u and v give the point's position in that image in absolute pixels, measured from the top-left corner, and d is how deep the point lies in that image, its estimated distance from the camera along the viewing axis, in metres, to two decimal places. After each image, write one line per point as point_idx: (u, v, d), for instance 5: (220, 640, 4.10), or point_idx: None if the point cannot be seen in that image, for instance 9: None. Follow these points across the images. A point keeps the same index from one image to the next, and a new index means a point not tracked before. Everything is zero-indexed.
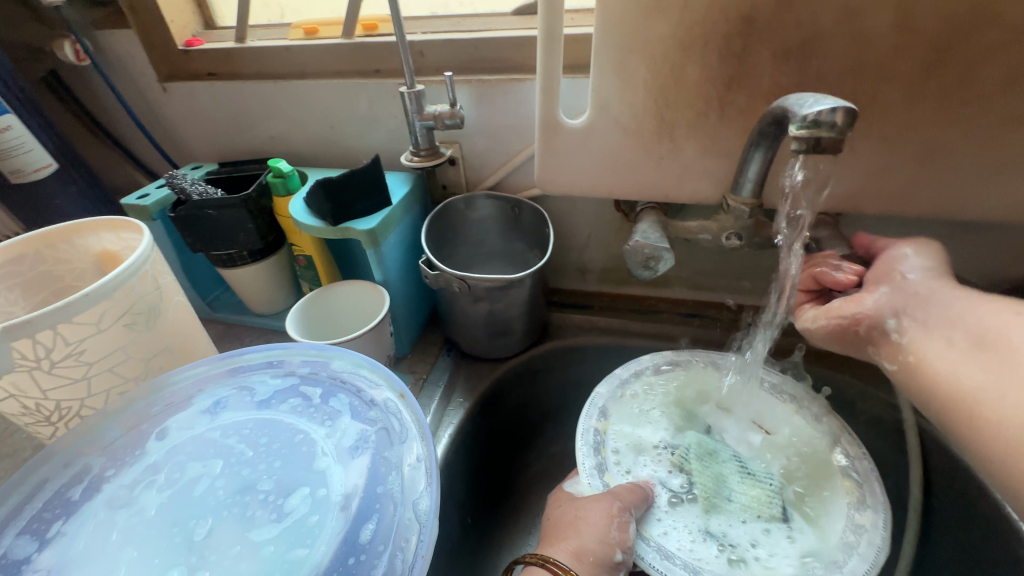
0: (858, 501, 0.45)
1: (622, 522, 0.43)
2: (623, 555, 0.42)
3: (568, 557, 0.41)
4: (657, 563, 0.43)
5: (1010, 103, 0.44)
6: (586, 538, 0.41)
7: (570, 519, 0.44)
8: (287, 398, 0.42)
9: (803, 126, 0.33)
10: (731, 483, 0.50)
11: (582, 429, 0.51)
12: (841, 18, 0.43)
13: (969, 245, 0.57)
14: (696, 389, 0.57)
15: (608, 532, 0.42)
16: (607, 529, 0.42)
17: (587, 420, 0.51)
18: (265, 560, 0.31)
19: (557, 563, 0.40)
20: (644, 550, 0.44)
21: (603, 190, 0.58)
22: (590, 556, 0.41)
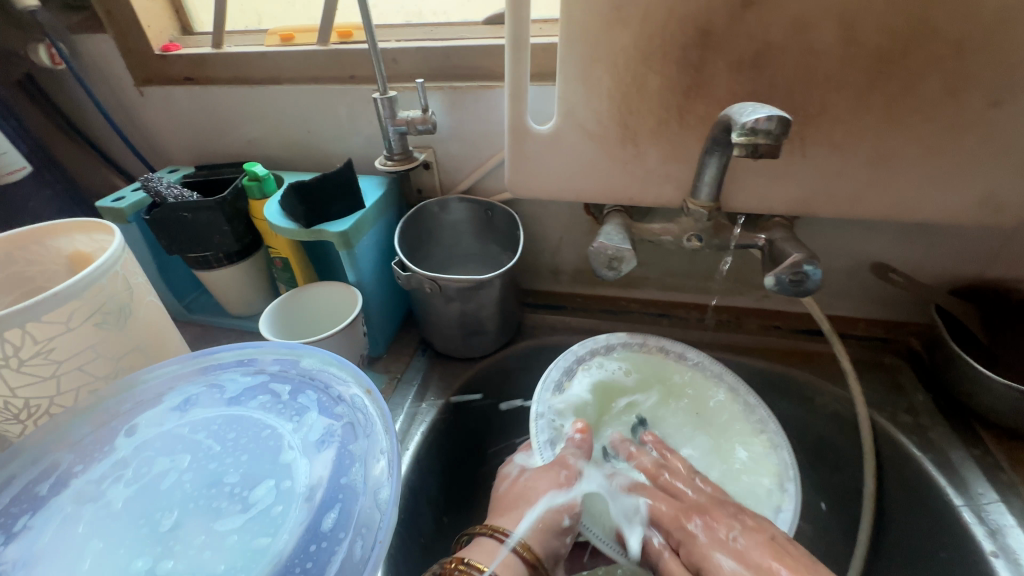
0: (778, 480, 0.51)
1: (570, 491, 0.48)
2: (571, 520, 0.47)
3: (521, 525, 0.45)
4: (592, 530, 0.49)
5: (947, 111, 0.47)
6: (537, 507, 0.46)
7: (521, 491, 0.48)
8: (257, 394, 0.43)
9: (743, 133, 0.35)
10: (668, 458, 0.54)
11: (536, 403, 0.54)
12: (789, 31, 0.46)
13: (920, 246, 0.60)
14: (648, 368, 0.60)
15: (554, 500, 0.47)
16: (555, 498, 0.47)
17: (542, 394, 0.54)
18: (229, 549, 0.32)
19: (506, 533, 0.43)
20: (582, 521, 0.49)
21: (571, 194, 0.60)
22: (541, 525, 0.45)
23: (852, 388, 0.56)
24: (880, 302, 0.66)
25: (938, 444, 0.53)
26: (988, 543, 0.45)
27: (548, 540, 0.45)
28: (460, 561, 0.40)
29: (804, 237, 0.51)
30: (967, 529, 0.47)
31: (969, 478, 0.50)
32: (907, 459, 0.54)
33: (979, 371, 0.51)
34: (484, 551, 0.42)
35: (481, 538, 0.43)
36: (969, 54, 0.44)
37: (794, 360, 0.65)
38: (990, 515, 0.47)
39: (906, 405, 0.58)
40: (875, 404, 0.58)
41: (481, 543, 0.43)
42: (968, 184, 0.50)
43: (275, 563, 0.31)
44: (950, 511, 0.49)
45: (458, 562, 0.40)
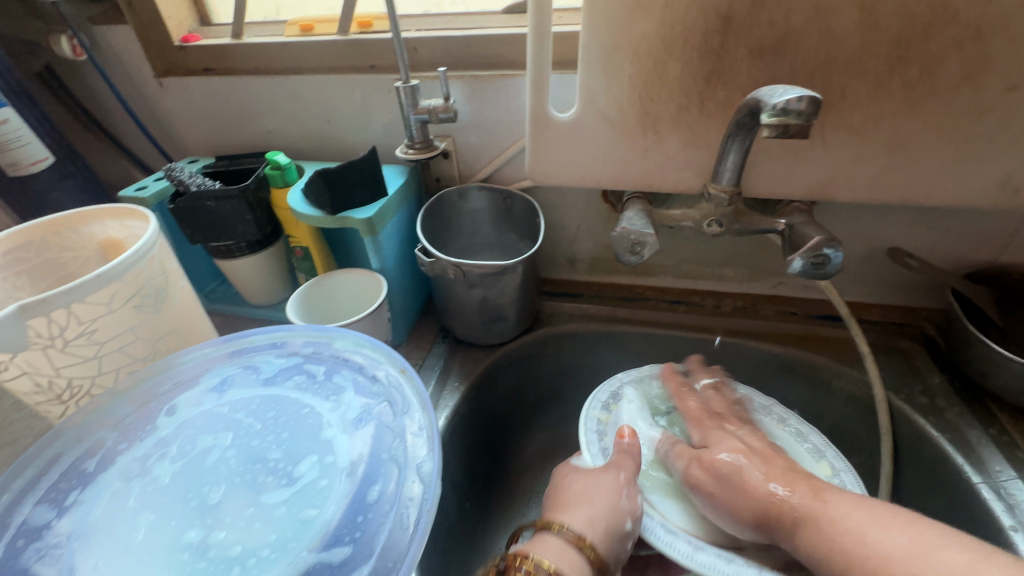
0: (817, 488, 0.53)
1: (630, 491, 0.46)
2: (632, 525, 0.44)
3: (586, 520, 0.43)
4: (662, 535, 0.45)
5: (966, 95, 0.47)
6: (598, 508, 0.44)
7: (582, 488, 0.46)
8: (291, 375, 0.44)
9: (774, 114, 0.36)
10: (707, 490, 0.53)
11: (584, 417, 0.55)
12: (811, 17, 0.46)
13: (935, 231, 0.61)
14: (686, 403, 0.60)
15: (618, 501, 0.44)
16: (619, 498, 0.45)
17: (591, 412, 0.56)
18: (278, 520, 0.33)
19: (571, 531, 0.42)
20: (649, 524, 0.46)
21: (591, 181, 0.61)
22: (602, 524, 0.43)
23: (870, 370, 0.57)
24: (894, 287, 0.66)
25: (954, 424, 0.54)
26: (1006, 517, 0.46)
27: (613, 543, 0.43)
28: (525, 557, 0.39)
29: (824, 221, 0.52)
30: (985, 505, 0.48)
31: (986, 455, 0.51)
32: (923, 438, 0.55)
33: (997, 351, 0.52)
34: (548, 547, 0.41)
35: (547, 535, 0.43)
36: (989, 38, 0.45)
37: (810, 345, 0.66)
38: (1008, 491, 0.48)
39: (921, 387, 0.59)
40: (891, 386, 0.59)
41: (547, 539, 0.42)
42: (986, 167, 0.51)
43: (325, 533, 0.32)
44: (967, 487, 0.50)
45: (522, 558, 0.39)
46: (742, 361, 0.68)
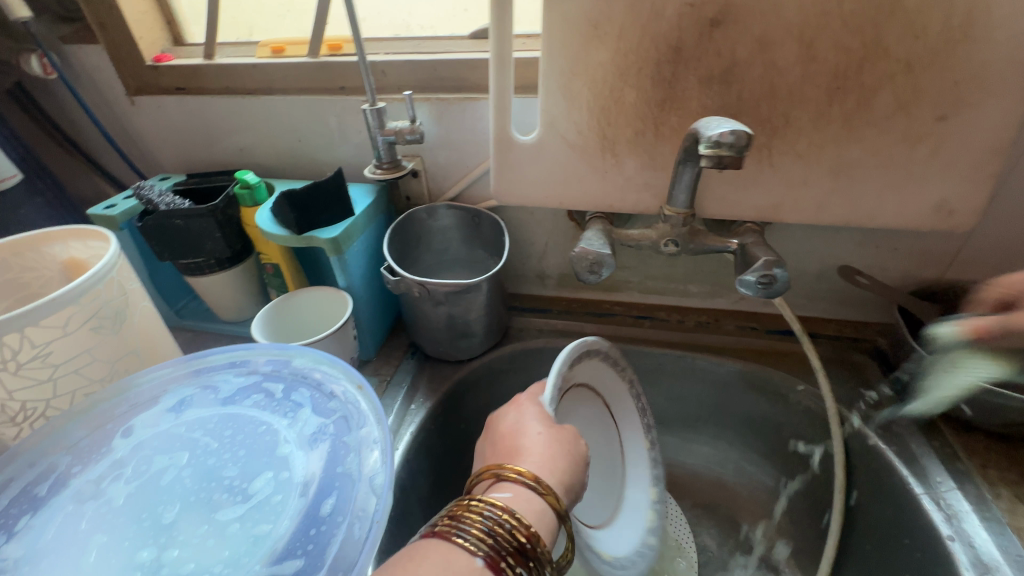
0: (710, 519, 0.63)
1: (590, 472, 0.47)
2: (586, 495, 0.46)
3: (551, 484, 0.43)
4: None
5: (900, 125, 0.50)
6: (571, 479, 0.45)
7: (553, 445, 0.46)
8: (250, 394, 0.44)
9: (709, 146, 0.38)
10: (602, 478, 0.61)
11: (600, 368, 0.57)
12: (754, 49, 0.49)
13: (883, 251, 0.63)
14: (609, 389, 0.63)
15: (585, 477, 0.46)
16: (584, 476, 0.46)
17: (564, 367, 0.50)
18: (230, 537, 0.33)
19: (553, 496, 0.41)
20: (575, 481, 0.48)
21: (555, 201, 0.63)
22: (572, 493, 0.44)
23: (822, 384, 0.59)
24: (848, 303, 0.69)
25: (901, 437, 0.56)
26: (945, 527, 0.48)
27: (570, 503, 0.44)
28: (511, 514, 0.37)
29: (772, 242, 0.54)
30: (926, 516, 0.50)
31: (929, 467, 0.53)
32: (872, 451, 0.57)
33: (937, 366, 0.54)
34: (509, 500, 0.40)
35: (525, 488, 0.41)
36: (918, 72, 0.47)
37: (769, 360, 0.68)
38: (948, 502, 0.50)
39: (872, 400, 0.61)
40: (844, 400, 0.61)
41: (527, 496, 0.40)
42: (924, 192, 0.53)
43: (277, 547, 0.33)
44: (912, 500, 0.51)
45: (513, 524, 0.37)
46: (705, 374, 0.70)
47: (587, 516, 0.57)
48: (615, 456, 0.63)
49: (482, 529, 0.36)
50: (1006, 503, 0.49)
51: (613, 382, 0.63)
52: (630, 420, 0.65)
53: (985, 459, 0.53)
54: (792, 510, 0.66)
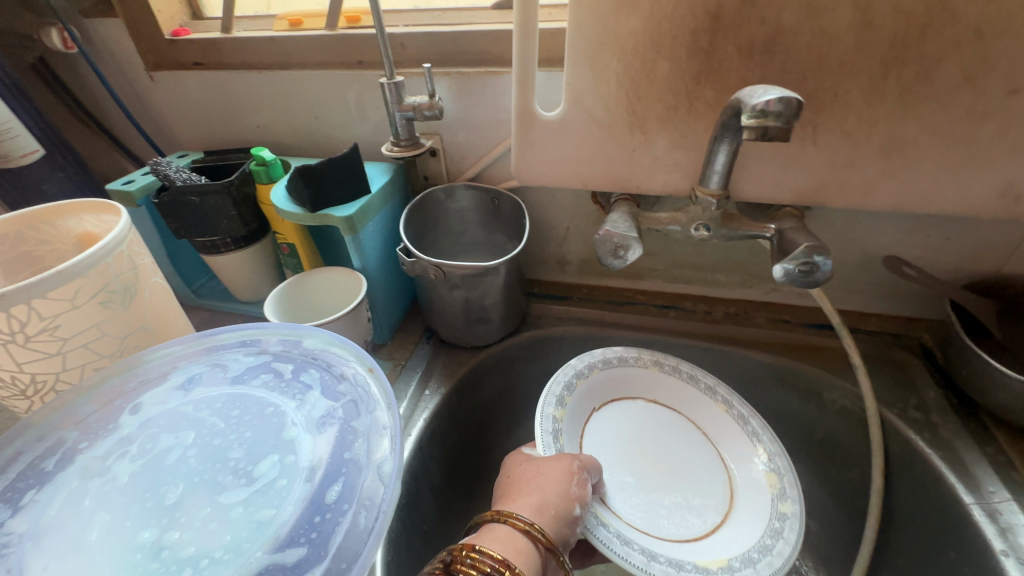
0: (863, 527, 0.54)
1: (581, 479, 0.46)
2: (581, 510, 0.44)
3: (530, 510, 0.42)
4: (601, 533, 0.45)
5: (964, 100, 0.45)
6: (548, 493, 0.43)
7: (531, 476, 0.46)
8: (259, 373, 0.43)
9: (753, 115, 0.35)
10: (683, 476, 0.55)
11: (572, 382, 0.57)
12: (802, 15, 0.45)
13: (934, 240, 0.58)
14: (641, 384, 0.61)
15: (568, 488, 0.44)
16: (568, 484, 0.45)
17: (545, 408, 0.53)
18: (234, 521, 0.32)
19: (520, 519, 0.40)
20: (591, 521, 0.46)
21: (578, 182, 0.60)
22: (552, 510, 0.42)
23: (862, 383, 0.55)
24: (892, 296, 0.64)
25: (948, 441, 0.52)
26: (997, 541, 0.44)
27: (562, 527, 0.42)
28: (471, 548, 0.37)
29: (815, 228, 0.50)
30: (977, 528, 0.46)
31: (980, 476, 0.49)
32: (916, 455, 0.53)
33: (992, 367, 0.49)
34: (492, 539, 0.39)
35: (493, 524, 0.41)
36: (991, 39, 0.43)
37: (802, 354, 0.64)
38: (1002, 515, 0.46)
39: (916, 401, 0.57)
40: (884, 399, 0.57)
41: (493, 529, 0.40)
42: (986, 175, 0.49)
43: (280, 534, 0.31)
44: (960, 510, 0.48)
45: (479, 555, 0.37)
46: (733, 368, 0.67)
47: (684, 529, 0.51)
48: (699, 440, 0.59)
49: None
50: None
51: (641, 377, 0.61)
52: (692, 397, 0.60)
53: None
54: (826, 516, 0.62)
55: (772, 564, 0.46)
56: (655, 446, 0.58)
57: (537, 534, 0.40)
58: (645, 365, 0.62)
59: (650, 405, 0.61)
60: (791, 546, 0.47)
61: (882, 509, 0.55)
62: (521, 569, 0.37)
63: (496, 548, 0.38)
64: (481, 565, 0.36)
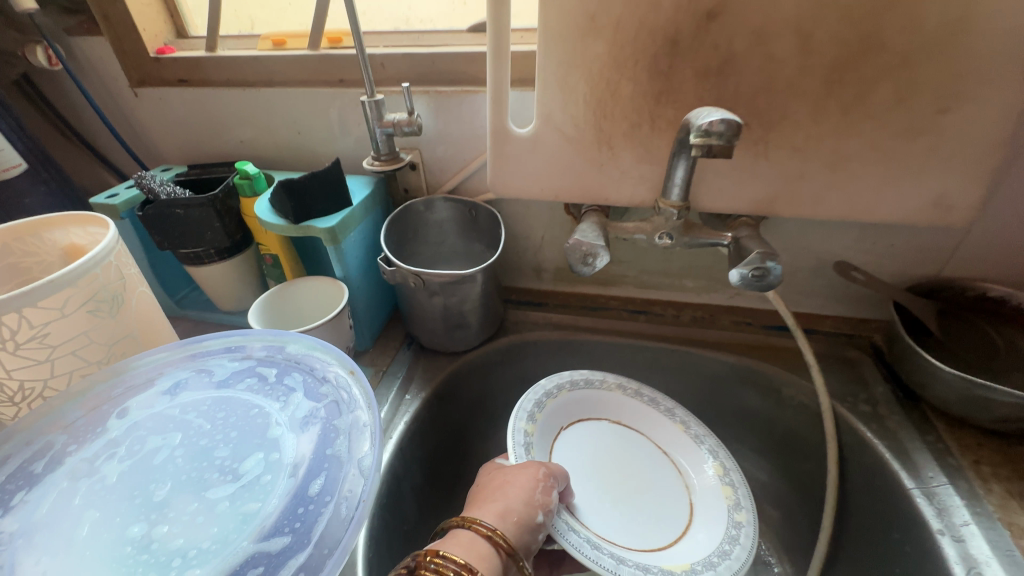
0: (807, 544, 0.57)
1: (546, 486, 0.48)
2: (544, 517, 0.46)
3: (494, 517, 0.44)
4: (570, 537, 0.47)
5: (896, 119, 0.50)
6: (512, 500, 0.45)
7: (498, 484, 0.48)
8: (244, 377, 0.45)
9: (699, 134, 0.39)
10: (649, 492, 0.58)
11: (538, 397, 0.59)
12: (751, 42, 0.49)
13: (879, 247, 0.63)
14: (606, 406, 0.64)
15: (532, 495, 0.46)
16: (532, 492, 0.47)
17: (517, 422, 0.56)
18: (220, 515, 0.34)
19: (483, 525, 0.42)
20: (561, 526, 0.48)
21: (550, 194, 0.63)
22: (514, 517, 0.44)
23: (816, 379, 0.59)
24: (844, 299, 0.69)
25: (893, 431, 0.56)
26: (935, 521, 0.48)
27: (525, 534, 0.44)
28: (434, 554, 0.39)
29: (768, 235, 0.54)
30: (917, 508, 0.50)
31: (921, 462, 0.53)
32: (865, 446, 0.57)
33: (929, 361, 0.54)
34: (455, 545, 0.41)
35: (459, 530, 0.43)
36: (916, 66, 0.47)
37: (762, 354, 0.68)
38: (939, 495, 0.50)
39: (865, 395, 0.61)
40: (837, 394, 0.61)
41: (458, 534, 0.43)
42: (919, 187, 0.53)
43: (266, 525, 0.33)
44: (903, 493, 0.51)
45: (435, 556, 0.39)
46: (700, 369, 0.70)
47: (651, 539, 0.53)
48: (661, 458, 0.61)
49: None
50: (998, 497, 0.49)
51: (606, 399, 0.64)
52: (653, 418, 0.63)
53: (977, 455, 0.52)
54: (788, 508, 0.66)
55: (731, 567, 0.48)
56: (621, 463, 0.60)
57: (500, 539, 0.42)
58: (610, 388, 0.65)
59: (616, 427, 0.63)
60: (746, 551, 0.50)
61: (838, 497, 0.59)
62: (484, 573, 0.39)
63: (460, 553, 0.40)
64: (443, 569, 0.38)
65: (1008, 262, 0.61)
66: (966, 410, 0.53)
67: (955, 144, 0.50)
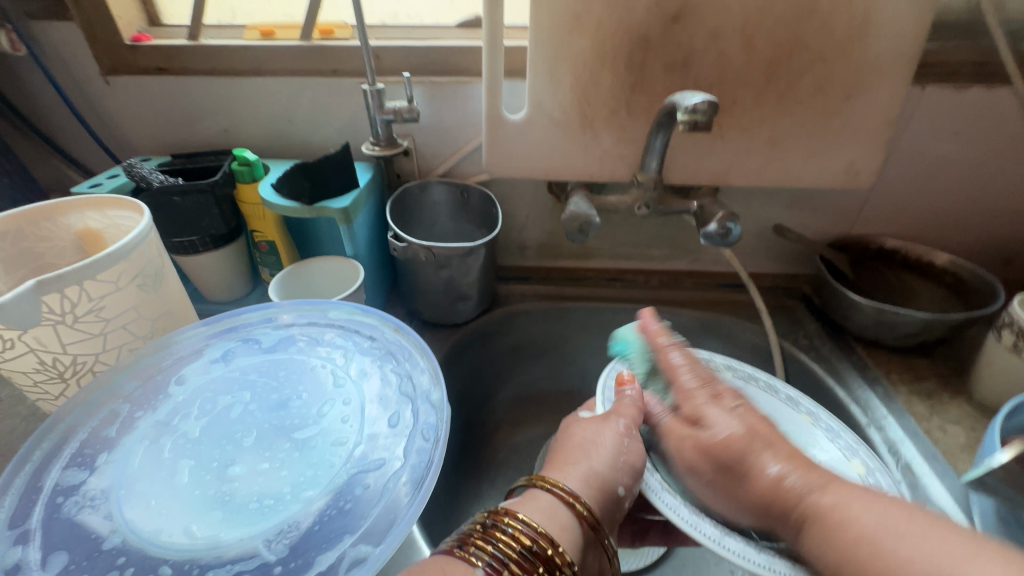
0: None
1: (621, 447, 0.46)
2: (625, 490, 0.42)
3: (578, 483, 0.41)
4: (664, 496, 0.41)
5: (818, 105, 0.63)
6: (597, 461, 0.42)
7: (577, 445, 0.44)
8: (292, 342, 0.48)
9: (686, 112, 0.48)
10: None
11: None
12: (708, 42, 0.60)
13: (805, 211, 0.77)
14: None
15: (618, 459, 0.42)
16: (619, 453, 0.43)
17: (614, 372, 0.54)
18: (313, 449, 0.38)
19: (564, 490, 0.39)
20: (652, 484, 0.43)
21: (540, 173, 0.71)
22: (597, 483, 0.41)
23: (766, 321, 0.72)
24: (780, 258, 0.83)
25: (827, 358, 0.70)
26: (862, 417, 0.63)
27: (605, 503, 0.41)
28: (513, 518, 0.35)
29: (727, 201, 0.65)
30: (845, 408, 0.64)
31: (848, 377, 0.67)
32: (807, 371, 0.70)
33: (850, 297, 0.68)
34: (534, 509, 0.38)
35: (536, 493, 0.39)
36: (831, 62, 0.60)
37: (719, 307, 0.80)
38: (860, 397, 0.64)
39: (803, 332, 0.75)
40: (783, 334, 0.75)
41: (537, 497, 0.39)
42: (835, 159, 0.67)
43: (357, 452, 0.38)
44: (835, 400, 0.66)
45: (511, 517, 0.36)
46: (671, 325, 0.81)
47: None
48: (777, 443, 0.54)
49: (494, 551, 0.33)
50: (904, 396, 0.64)
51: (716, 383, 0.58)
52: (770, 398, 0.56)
53: (887, 367, 0.67)
54: None
55: None
56: None
57: (580, 508, 0.38)
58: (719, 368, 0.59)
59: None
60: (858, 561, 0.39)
61: None
62: (564, 546, 0.35)
63: (540, 518, 0.37)
64: (521, 535, 0.34)
65: (898, 218, 0.77)
66: (879, 333, 0.68)
67: (859, 125, 0.64)
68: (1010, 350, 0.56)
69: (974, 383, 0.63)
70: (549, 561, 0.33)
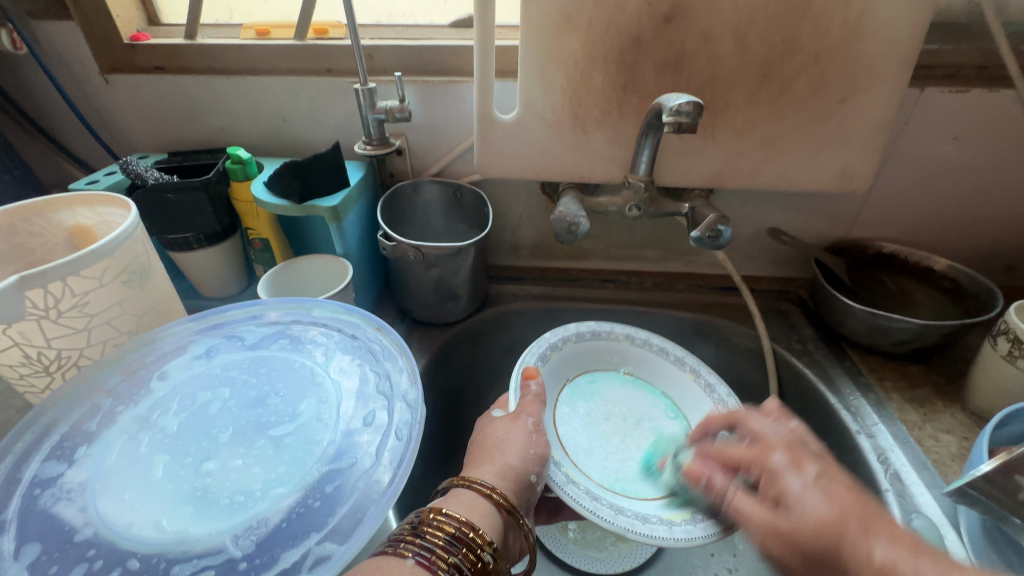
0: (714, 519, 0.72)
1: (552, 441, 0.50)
2: (536, 477, 0.47)
3: (493, 476, 0.44)
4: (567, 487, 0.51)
5: (813, 106, 0.62)
6: (509, 455, 0.46)
7: (492, 442, 0.48)
8: (275, 340, 0.49)
9: (671, 113, 0.47)
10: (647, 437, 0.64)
11: (541, 342, 0.65)
12: (699, 42, 0.59)
13: (801, 214, 0.76)
14: (616, 358, 0.70)
15: (528, 450, 0.48)
16: (528, 446, 0.48)
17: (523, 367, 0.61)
18: (288, 446, 0.38)
19: (482, 484, 0.42)
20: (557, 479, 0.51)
21: (531, 173, 0.71)
22: (512, 476, 0.45)
23: (759, 325, 0.71)
24: (776, 261, 0.82)
25: (820, 363, 0.69)
26: (852, 423, 0.61)
27: (520, 492, 0.45)
28: (437, 512, 0.37)
29: (720, 203, 0.64)
30: (837, 414, 0.63)
31: (840, 383, 0.66)
32: (799, 375, 0.69)
33: (844, 303, 0.67)
34: (455, 504, 0.40)
35: (456, 489, 0.42)
36: (825, 62, 0.59)
37: (713, 310, 0.80)
38: (851, 403, 0.63)
39: (797, 337, 0.74)
40: (776, 339, 0.74)
41: (458, 493, 0.41)
42: (831, 162, 0.66)
43: (330, 450, 0.38)
44: (826, 406, 0.64)
45: (435, 513, 0.38)
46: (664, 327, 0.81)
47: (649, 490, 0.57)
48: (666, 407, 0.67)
49: (422, 544, 0.34)
50: (897, 403, 0.62)
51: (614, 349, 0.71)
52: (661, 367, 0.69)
53: (880, 374, 0.66)
54: None
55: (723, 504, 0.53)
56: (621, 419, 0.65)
57: (498, 497, 0.41)
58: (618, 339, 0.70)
59: (625, 377, 0.69)
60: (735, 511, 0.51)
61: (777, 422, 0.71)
62: (486, 531, 0.38)
63: (463, 512, 0.39)
64: (446, 526, 0.36)
65: (896, 222, 0.76)
66: (873, 338, 0.67)
67: (856, 127, 0.63)
68: (1006, 359, 0.55)
69: (969, 391, 0.61)
70: (474, 545, 0.36)
